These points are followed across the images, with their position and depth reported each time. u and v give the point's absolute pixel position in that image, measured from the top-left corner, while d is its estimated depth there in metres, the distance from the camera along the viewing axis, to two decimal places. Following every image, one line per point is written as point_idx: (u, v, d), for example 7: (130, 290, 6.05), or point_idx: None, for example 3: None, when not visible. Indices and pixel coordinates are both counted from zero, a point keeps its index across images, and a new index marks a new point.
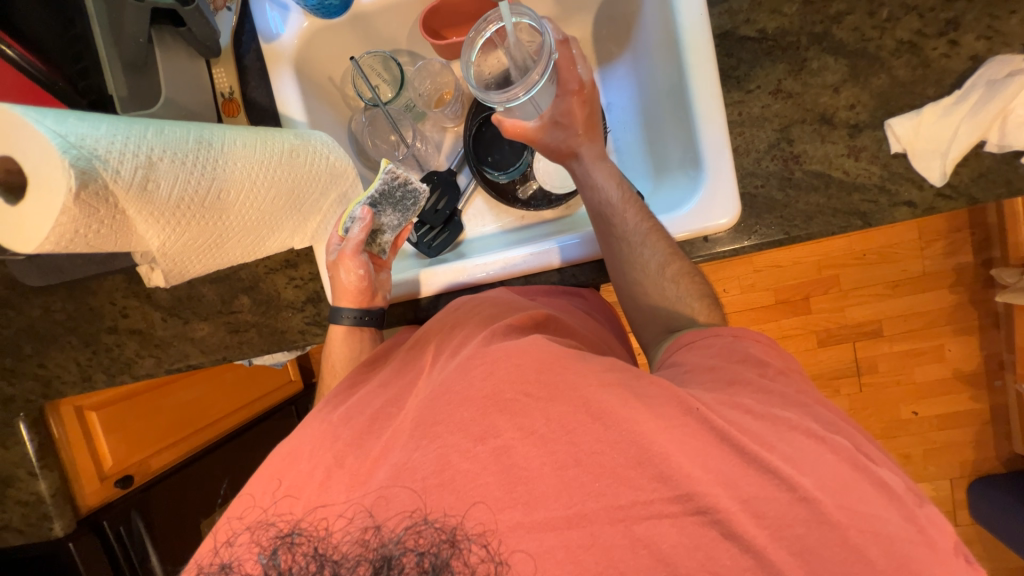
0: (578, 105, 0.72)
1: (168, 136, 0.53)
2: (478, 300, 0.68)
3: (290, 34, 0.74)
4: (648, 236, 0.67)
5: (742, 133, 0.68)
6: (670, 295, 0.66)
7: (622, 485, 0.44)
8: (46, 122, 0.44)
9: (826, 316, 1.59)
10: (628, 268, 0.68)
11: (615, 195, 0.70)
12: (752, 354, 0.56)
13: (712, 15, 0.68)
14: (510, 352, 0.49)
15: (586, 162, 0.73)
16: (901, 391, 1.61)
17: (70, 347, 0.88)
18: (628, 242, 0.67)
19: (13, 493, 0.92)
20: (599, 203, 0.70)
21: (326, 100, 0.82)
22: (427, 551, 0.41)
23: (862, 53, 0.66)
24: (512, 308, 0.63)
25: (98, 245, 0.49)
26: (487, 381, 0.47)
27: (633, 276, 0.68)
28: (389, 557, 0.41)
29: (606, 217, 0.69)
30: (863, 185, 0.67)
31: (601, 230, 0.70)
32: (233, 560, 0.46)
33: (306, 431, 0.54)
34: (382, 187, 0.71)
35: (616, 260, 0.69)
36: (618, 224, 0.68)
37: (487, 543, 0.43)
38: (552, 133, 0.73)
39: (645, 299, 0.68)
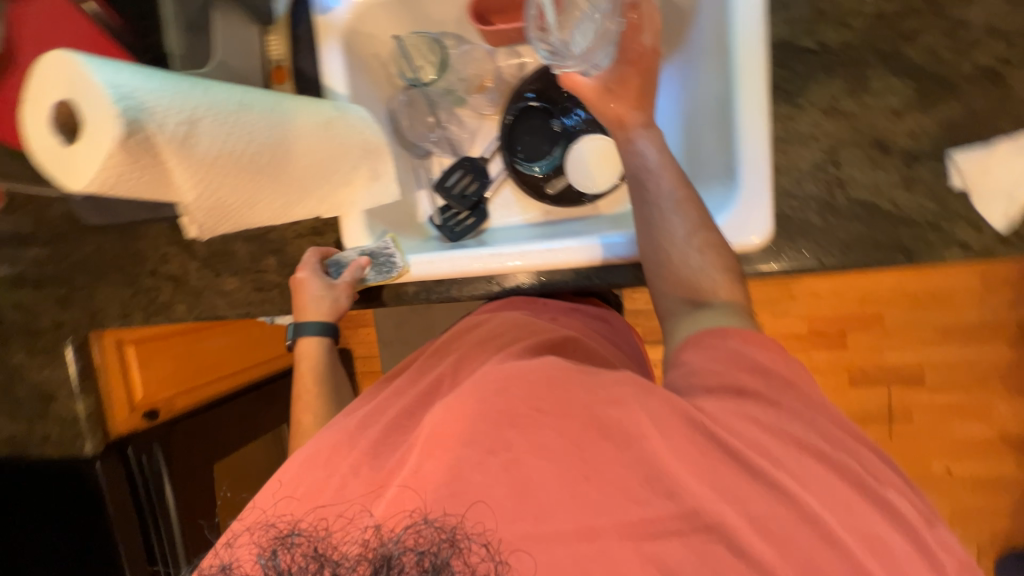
0: (632, 75, 0.71)
1: (212, 97, 0.56)
2: (498, 318, 0.70)
3: (343, 8, 0.76)
4: (680, 204, 0.64)
5: (786, 150, 0.64)
6: (696, 266, 0.62)
7: (621, 497, 0.43)
8: (104, 73, 0.47)
9: (861, 354, 1.50)
10: (656, 234, 0.64)
11: (654, 157, 0.67)
12: (760, 362, 0.51)
13: (771, 22, 0.64)
14: (508, 373, 0.48)
15: (630, 128, 0.70)
16: (936, 446, 1.50)
17: (115, 284, 0.96)
18: (660, 208, 0.65)
19: (53, 408, 1.01)
20: (636, 165, 0.68)
21: (370, 78, 0.83)
22: (427, 551, 0.40)
23: (933, 76, 0.60)
24: (533, 329, 0.64)
25: (139, 193, 0.52)
26: (502, 398, 0.46)
27: (658, 244, 0.64)
28: (388, 557, 0.40)
29: (642, 179, 0.67)
30: (913, 219, 0.62)
31: (635, 197, 0.67)
32: (233, 561, 0.45)
33: (329, 432, 0.55)
34: (378, 246, 0.80)
35: (644, 227, 0.66)
36: (652, 188, 0.65)
37: (487, 542, 0.42)
38: (603, 98, 0.71)
39: (668, 271, 0.63)
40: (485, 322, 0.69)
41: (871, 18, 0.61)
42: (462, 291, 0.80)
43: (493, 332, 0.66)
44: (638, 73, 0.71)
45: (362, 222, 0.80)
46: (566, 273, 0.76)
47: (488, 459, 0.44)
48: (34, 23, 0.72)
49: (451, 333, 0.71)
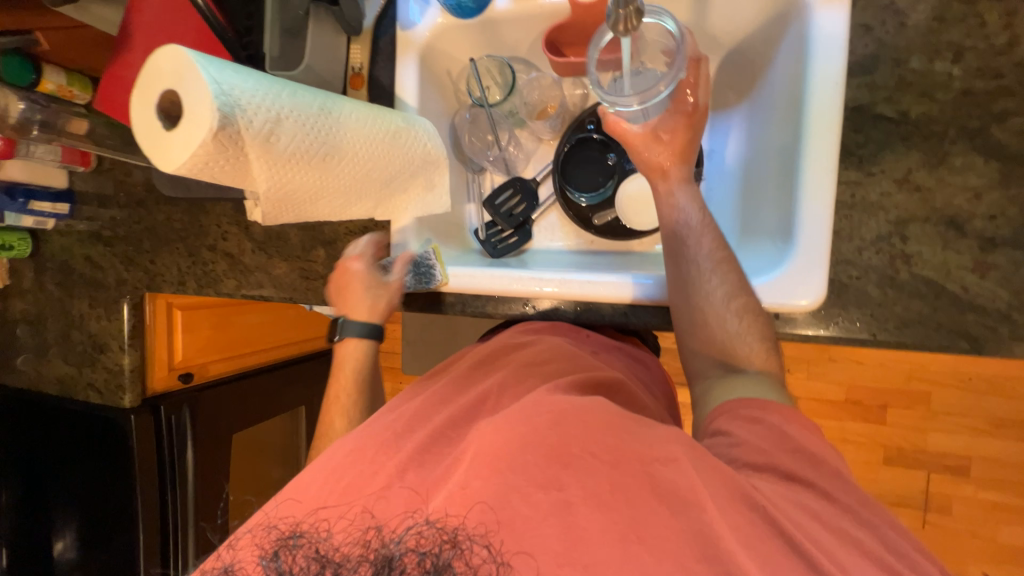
0: (683, 126, 0.68)
1: (297, 99, 0.60)
2: (545, 342, 0.70)
3: (425, 25, 0.80)
4: (719, 265, 0.63)
5: (849, 216, 0.62)
6: (731, 329, 0.62)
7: (625, 540, 0.41)
8: (210, 70, 0.52)
9: (901, 433, 1.41)
10: (692, 294, 0.64)
11: (696, 218, 0.66)
12: (797, 439, 0.52)
13: (850, 85, 0.62)
14: (559, 409, 0.49)
15: (672, 181, 0.69)
16: (974, 545, 1.38)
17: (177, 253, 1.02)
18: (697, 267, 0.64)
19: (102, 358, 1.09)
20: (675, 223, 0.67)
21: (439, 92, 0.87)
22: (429, 552, 0.40)
23: (1022, 161, 0.57)
24: (580, 365, 0.64)
25: (219, 179, 0.57)
26: (556, 430, 0.47)
27: (695, 303, 0.64)
28: (390, 558, 0.40)
29: (682, 237, 0.66)
30: (982, 306, 0.58)
31: (671, 252, 0.67)
32: (237, 562, 0.45)
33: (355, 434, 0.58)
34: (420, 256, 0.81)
35: (678, 283, 0.65)
36: (692, 247, 0.65)
37: (489, 543, 0.42)
38: (651, 146, 0.69)
39: (703, 333, 0.64)
40: (527, 347, 0.70)
41: (959, 93, 0.59)
42: (497, 309, 0.81)
43: (540, 355, 0.67)
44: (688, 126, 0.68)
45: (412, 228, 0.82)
46: (604, 306, 0.76)
47: (537, 493, 0.44)
48: (151, 12, 0.79)
49: (493, 345, 0.73)
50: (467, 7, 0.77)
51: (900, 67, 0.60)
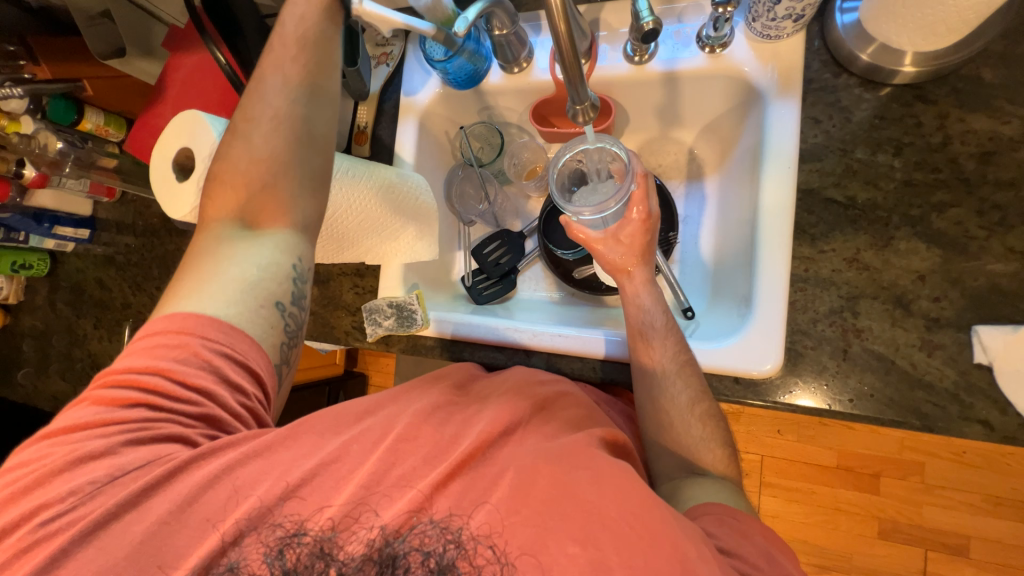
0: (641, 230, 0.70)
1: None
2: (564, 385, 0.66)
3: (424, 92, 0.89)
4: (681, 371, 0.66)
5: (804, 289, 0.66)
6: (690, 430, 0.64)
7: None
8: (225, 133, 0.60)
9: (896, 505, 1.36)
10: (656, 396, 0.66)
11: (660, 320, 0.69)
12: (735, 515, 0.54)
13: (802, 170, 0.68)
14: (615, 474, 0.49)
15: (637, 282, 0.71)
16: None
17: None
18: (661, 376, 0.66)
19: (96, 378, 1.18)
20: (641, 322, 0.69)
21: (436, 150, 0.95)
22: (433, 551, 0.46)
23: (961, 248, 0.61)
24: (596, 419, 0.62)
25: None
26: (597, 490, 0.48)
27: (661, 404, 0.66)
28: (394, 557, 0.45)
29: (647, 338, 0.68)
30: (931, 384, 0.60)
31: (636, 346, 0.69)
32: (241, 560, 0.46)
33: (322, 419, 0.56)
34: (403, 301, 0.85)
35: (644, 388, 0.68)
36: (656, 350, 0.67)
37: (493, 544, 0.46)
38: (612, 249, 0.72)
39: (671, 439, 0.65)
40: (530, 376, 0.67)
41: (901, 183, 0.64)
42: (474, 353, 0.84)
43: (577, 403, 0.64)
44: (644, 230, 0.71)
45: (399, 274, 0.88)
46: (574, 360, 0.79)
47: (571, 547, 0.45)
48: (185, 71, 0.90)
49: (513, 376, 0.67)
50: (459, 79, 0.85)
51: (845, 156, 0.66)
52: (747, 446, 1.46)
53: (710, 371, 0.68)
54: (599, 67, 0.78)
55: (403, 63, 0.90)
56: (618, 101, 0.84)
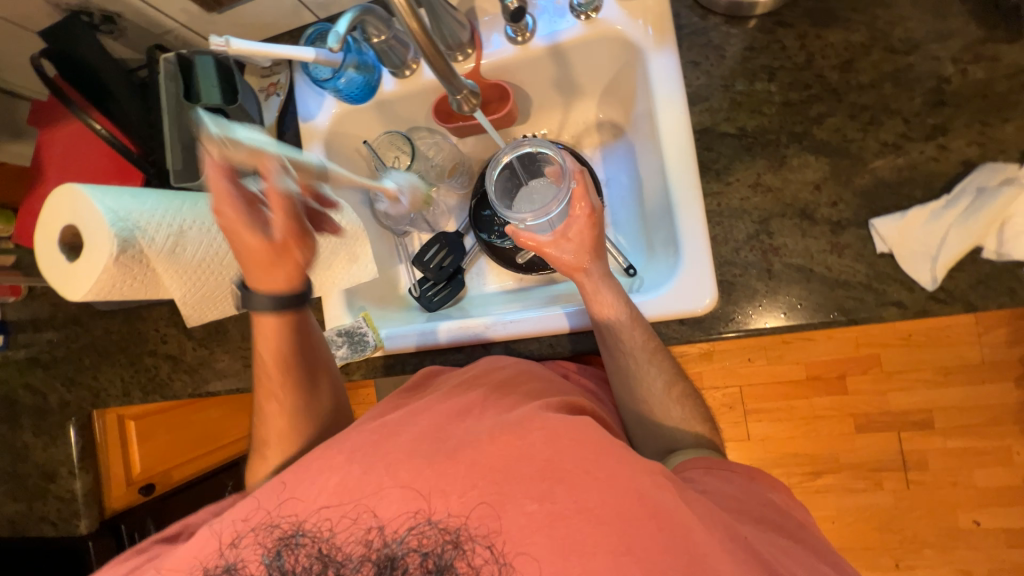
0: (588, 226, 0.70)
1: (199, 209, 0.63)
2: (522, 366, 0.67)
3: (321, 114, 0.86)
4: (653, 356, 0.68)
5: (721, 223, 0.70)
6: (666, 407, 0.69)
7: (599, 539, 0.46)
8: (106, 201, 0.56)
9: (866, 398, 1.47)
10: (635, 386, 0.69)
11: (625, 314, 0.68)
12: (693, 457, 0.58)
13: (693, 113, 0.71)
14: (576, 434, 0.50)
15: (595, 277, 0.69)
16: (957, 495, 1.42)
17: (118, 364, 1.00)
18: (636, 361, 0.68)
19: (53, 488, 1.05)
20: (607, 320, 0.68)
21: (350, 169, 0.93)
22: (431, 552, 0.47)
23: (844, 153, 0.66)
24: (558, 386, 0.64)
25: (132, 295, 0.61)
26: (550, 447, 0.50)
27: (638, 394, 0.69)
28: (393, 558, 0.47)
29: (615, 334, 0.68)
30: (847, 282, 0.65)
31: (607, 343, 0.69)
32: (239, 561, 0.50)
33: (336, 442, 0.55)
34: (349, 327, 0.84)
35: (621, 377, 0.70)
36: (627, 341, 0.68)
37: (492, 545, 0.47)
38: (562, 248, 0.70)
39: (652, 420, 0.69)
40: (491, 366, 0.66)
41: (781, 105, 0.68)
42: (435, 360, 0.84)
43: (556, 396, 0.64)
44: (591, 223, 0.70)
45: (342, 299, 0.86)
46: (531, 342, 0.80)
47: (530, 504, 0.47)
48: (61, 144, 0.84)
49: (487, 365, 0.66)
50: (353, 93, 0.84)
51: (728, 91, 0.70)
52: (724, 380, 1.53)
53: (654, 320, 0.71)
54: (487, 54, 0.79)
55: (294, 89, 0.87)
56: (514, 83, 0.85)
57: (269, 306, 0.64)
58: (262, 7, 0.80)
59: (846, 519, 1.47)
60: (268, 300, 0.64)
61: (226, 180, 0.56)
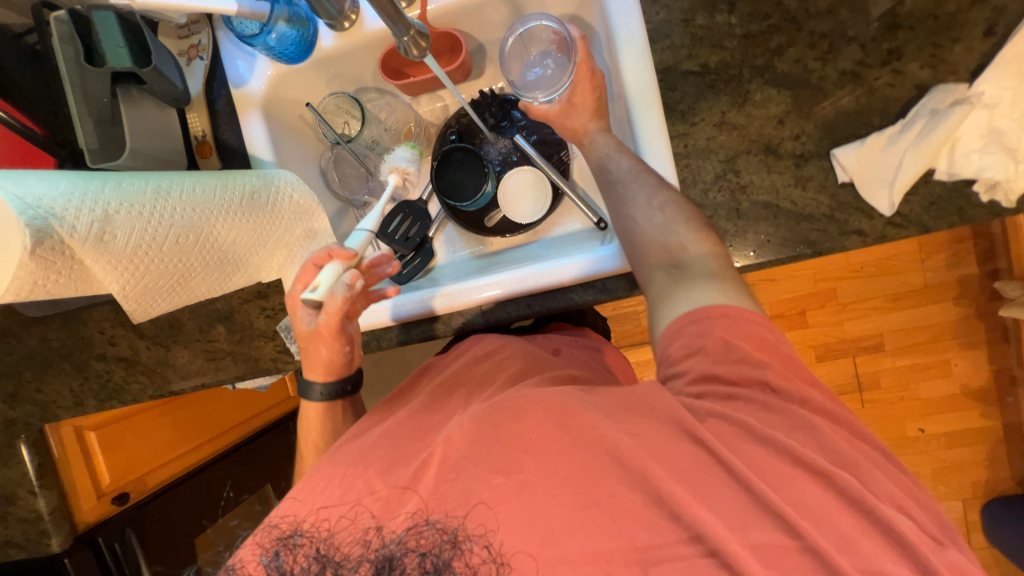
0: (589, 89, 0.76)
1: (125, 190, 0.57)
2: (509, 348, 0.71)
3: (255, 79, 0.78)
4: (640, 175, 0.67)
5: (689, 165, 0.69)
6: (676, 231, 0.62)
7: (587, 490, 0.48)
8: (9, 186, 0.49)
9: (825, 329, 1.56)
10: (625, 207, 0.67)
11: (612, 145, 0.72)
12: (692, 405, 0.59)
13: (654, 52, 0.69)
14: (551, 407, 0.53)
15: (593, 133, 0.75)
16: (905, 407, 1.56)
17: (64, 373, 0.92)
18: (625, 185, 0.68)
19: (14, 510, 0.99)
20: (600, 155, 0.72)
21: (297, 138, 0.86)
22: (428, 552, 0.43)
23: (805, 84, 0.65)
24: (539, 363, 0.67)
25: (60, 292, 0.55)
26: (521, 425, 0.52)
27: (630, 221, 0.66)
28: (390, 558, 0.42)
29: (605, 167, 0.71)
30: (812, 214, 0.67)
31: (601, 181, 0.71)
32: (237, 561, 0.48)
33: (331, 460, 0.59)
34: None
35: (613, 206, 0.69)
36: (615, 169, 0.70)
37: (488, 544, 0.47)
38: (568, 112, 0.77)
39: (647, 242, 0.65)
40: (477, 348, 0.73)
41: (741, 38, 0.66)
42: (411, 334, 0.81)
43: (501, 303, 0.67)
44: (593, 87, 0.76)
45: None
46: (508, 305, 0.78)
47: (503, 483, 0.49)
48: None
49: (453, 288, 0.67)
50: (290, 53, 0.76)
51: (689, 26, 0.68)
52: None
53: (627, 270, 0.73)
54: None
55: (219, 50, 0.78)
56: (464, 29, 0.80)
57: (317, 394, 0.74)
58: None
59: None
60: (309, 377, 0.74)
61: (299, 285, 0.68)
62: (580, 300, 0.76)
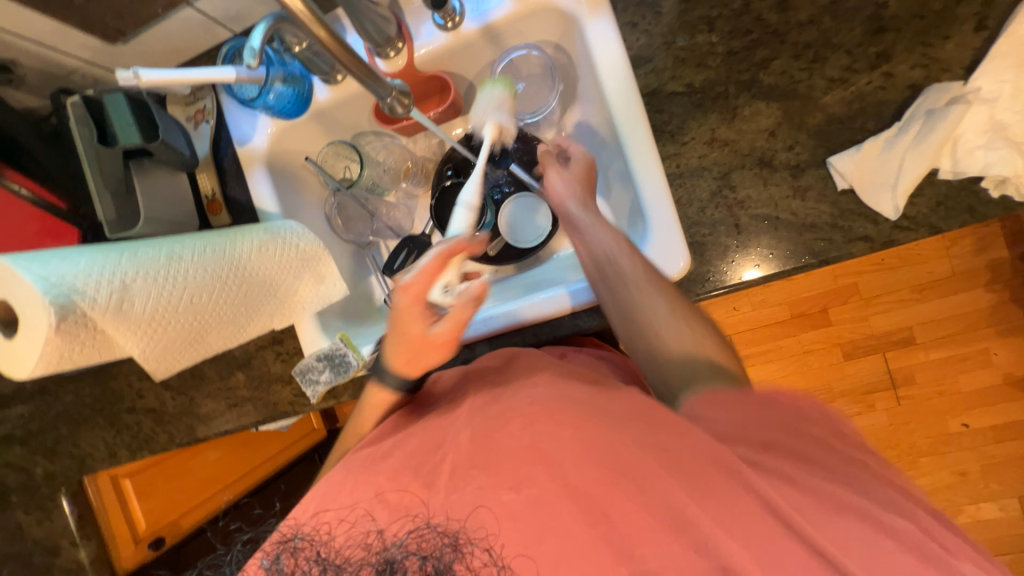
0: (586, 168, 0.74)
1: (141, 258, 0.60)
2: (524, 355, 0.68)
3: (258, 136, 0.82)
4: (646, 283, 0.62)
5: (682, 184, 0.69)
6: (690, 339, 0.59)
7: None
8: (35, 268, 0.52)
9: (848, 326, 1.51)
10: (632, 311, 0.62)
11: (609, 239, 0.66)
12: None
13: (639, 76, 0.69)
14: None
15: (587, 220, 0.69)
16: (946, 403, 1.49)
17: (98, 427, 0.96)
18: (629, 288, 0.63)
19: (56, 562, 1.02)
20: (598, 250, 0.67)
21: (302, 187, 0.89)
22: (429, 555, 0.43)
23: (794, 95, 0.65)
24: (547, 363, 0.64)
25: (86, 361, 0.58)
26: (530, 437, 0.48)
27: (637, 325, 0.62)
28: (391, 561, 0.43)
29: (609, 268, 0.65)
30: (814, 224, 0.65)
31: (603, 283, 0.65)
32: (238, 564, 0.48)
33: (340, 468, 0.56)
34: (307, 363, 0.83)
35: (619, 307, 0.63)
36: (620, 269, 0.64)
37: (489, 547, 0.45)
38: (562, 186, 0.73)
39: (658, 351, 0.60)
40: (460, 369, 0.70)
41: (724, 55, 0.66)
42: None
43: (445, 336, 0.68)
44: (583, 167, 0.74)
45: (315, 324, 0.83)
46: (515, 335, 0.78)
47: (507, 494, 0.47)
48: None
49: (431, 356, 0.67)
50: (286, 109, 0.79)
51: (670, 48, 0.68)
52: None
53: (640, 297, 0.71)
54: (419, 45, 0.76)
55: (223, 113, 0.82)
56: (453, 70, 0.82)
57: (392, 384, 0.66)
58: (171, 28, 0.74)
59: None
60: (391, 371, 0.65)
61: (426, 276, 0.60)
62: (588, 325, 0.76)
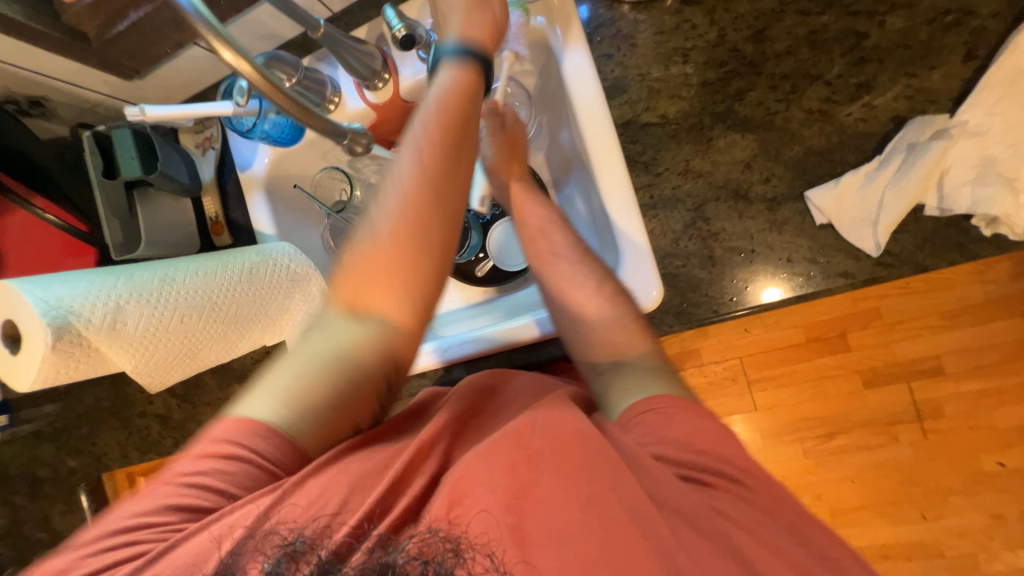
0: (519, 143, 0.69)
1: (136, 281, 0.65)
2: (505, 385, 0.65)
3: (257, 162, 0.87)
4: (580, 269, 0.63)
5: (656, 216, 0.67)
6: (620, 339, 0.58)
7: None
8: (37, 291, 0.58)
9: (871, 354, 1.35)
10: (560, 296, 0.63)
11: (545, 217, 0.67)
12: None
13: (613, 107, 0.69)
14: None
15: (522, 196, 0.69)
16: (977, 438, 1.37)
17: (113, 428, 1.03)
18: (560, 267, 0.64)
19: None
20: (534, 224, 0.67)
21: (299, 209, 0.93)
22: (431, 560, 0.39)
23: (770, 127, 0.63)
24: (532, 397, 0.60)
25: (83, 374, 0.63)
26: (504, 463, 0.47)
27: (575, 320, 0.62)
28: (390, 564, 0.38)
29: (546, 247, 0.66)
30: (790, 258, 0.63)
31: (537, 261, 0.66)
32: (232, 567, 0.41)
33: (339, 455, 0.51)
34: None
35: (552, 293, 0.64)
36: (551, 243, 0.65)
37: (492, 553, 0.42)
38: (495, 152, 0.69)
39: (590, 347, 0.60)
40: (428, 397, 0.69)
41: (699, 86, 0.66)
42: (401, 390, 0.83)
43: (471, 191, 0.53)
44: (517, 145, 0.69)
45: None
46: (491, 359, 0.79)
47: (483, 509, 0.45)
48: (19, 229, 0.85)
49: (453, 229, 0.50)
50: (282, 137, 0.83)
51: (645, 79, 0.67)
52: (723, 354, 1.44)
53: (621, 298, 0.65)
54: (406, 77, 0.80)
55: (227, 140, 0.88)
56: None
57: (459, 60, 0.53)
58: (180, 64, 0.80)
59: (865, 477, 1.42)
60: (464, 37, 0.53)
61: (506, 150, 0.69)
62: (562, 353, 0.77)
